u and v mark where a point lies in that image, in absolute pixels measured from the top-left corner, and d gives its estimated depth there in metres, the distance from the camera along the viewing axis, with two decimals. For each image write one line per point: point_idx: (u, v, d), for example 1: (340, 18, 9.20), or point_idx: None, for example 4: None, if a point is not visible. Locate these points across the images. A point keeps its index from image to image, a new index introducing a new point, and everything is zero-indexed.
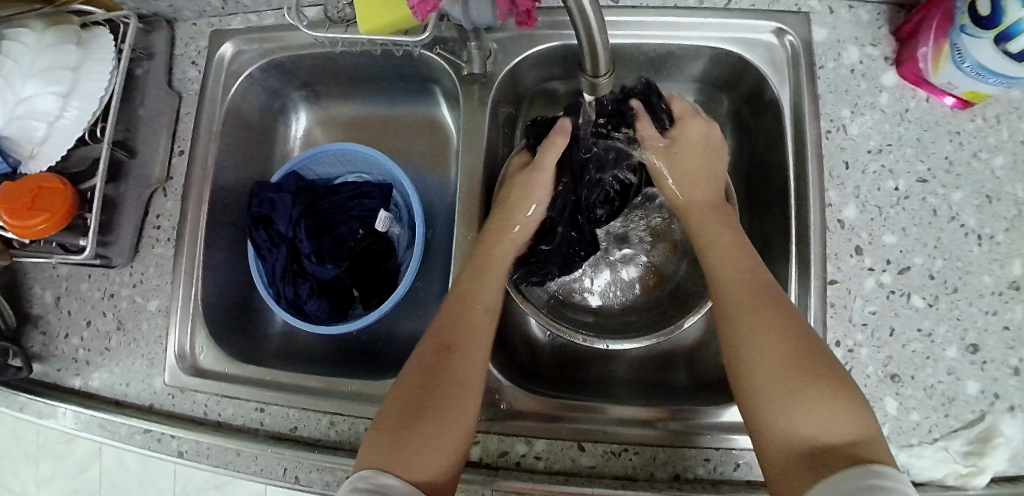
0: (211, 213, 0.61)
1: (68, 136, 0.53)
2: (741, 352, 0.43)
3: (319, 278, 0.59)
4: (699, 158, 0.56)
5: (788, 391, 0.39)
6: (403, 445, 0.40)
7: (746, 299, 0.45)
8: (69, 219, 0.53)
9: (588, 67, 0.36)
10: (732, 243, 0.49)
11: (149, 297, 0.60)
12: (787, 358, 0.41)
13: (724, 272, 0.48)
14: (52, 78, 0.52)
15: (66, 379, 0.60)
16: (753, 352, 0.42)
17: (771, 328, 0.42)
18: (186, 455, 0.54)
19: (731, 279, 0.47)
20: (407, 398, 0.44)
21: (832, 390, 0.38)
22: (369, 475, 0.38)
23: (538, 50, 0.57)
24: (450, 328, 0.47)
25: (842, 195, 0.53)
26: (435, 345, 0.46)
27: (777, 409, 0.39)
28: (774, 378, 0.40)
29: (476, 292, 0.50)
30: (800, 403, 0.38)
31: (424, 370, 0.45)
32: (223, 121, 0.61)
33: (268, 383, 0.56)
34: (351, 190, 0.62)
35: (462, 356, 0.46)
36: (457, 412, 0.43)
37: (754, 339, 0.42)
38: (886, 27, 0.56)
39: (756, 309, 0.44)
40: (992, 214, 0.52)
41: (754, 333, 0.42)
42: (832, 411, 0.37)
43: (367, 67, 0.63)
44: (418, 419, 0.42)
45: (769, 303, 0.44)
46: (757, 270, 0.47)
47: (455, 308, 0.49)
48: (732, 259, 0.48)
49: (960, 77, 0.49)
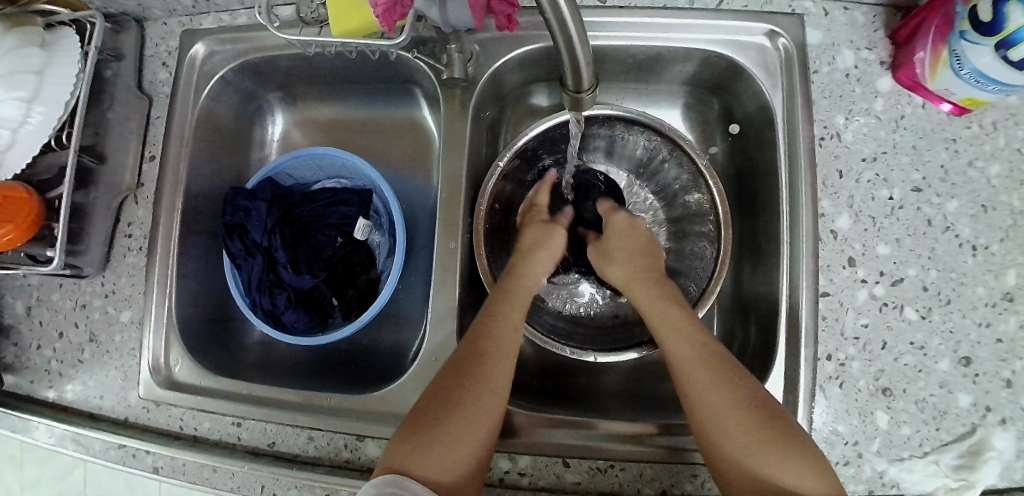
0: (185, 220, 0.59)
1: (33, 143, 0.51)
2: (716, 425, 0.41)
3: (297, 288, 0.57)
4: (637, 254, 0.55)
5: (768, 460, 0.38)
6: (427, 448, 0.40)
7: (701, 372, 0.43)
8: (35, 228, 0.52)
9: (571, 82, 0.33)
10: (678, 318, 0.48)
11: (122, 307, 0.58)
12: (760, 426, 0.40)
13: (678, 346, 0.46)
14: (14, 82, 0.50)
15: (39, 391, 0.59)
16: (724, 425, 0.41)
17: (736, 395, 0.42)
18: (162, 472, 0.53)
19: (684, 355, 0.45)
20: (432, 403, 0.43)
21: (806, 453, 0.39)
22: (393, 479, 0.38)
23: (521, 52, 0.55)
24: (481, 339, 0.47)
25: (836, 204, 0.52)
26: (464, 353, 0.46)
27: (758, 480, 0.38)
28: (755, 450, 0.39)
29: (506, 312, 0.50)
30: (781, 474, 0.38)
31: (452, 375, 0.45)
32: (196, 126, 0.59)
33: (244, 397, 0.54)
34: (329, 197, 0.60)
35: (493, 364, 0.46)
36: (475, 416, 0.43)
37: (720, 414, 0.41)
38: (883, 29, 0.54)
39: (716, 381, 0.42)
40: (986, 224, 0.51)
41: (711, 395, 0.42)
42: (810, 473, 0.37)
43: (345, 68, 0.61)
44: (439, 423, 0.42)
45: (726, 372, 0.43)
46: (705, 338, 0.46)
47: (487, 318, 0.49)
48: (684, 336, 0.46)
49: (958, 84, 0.48)
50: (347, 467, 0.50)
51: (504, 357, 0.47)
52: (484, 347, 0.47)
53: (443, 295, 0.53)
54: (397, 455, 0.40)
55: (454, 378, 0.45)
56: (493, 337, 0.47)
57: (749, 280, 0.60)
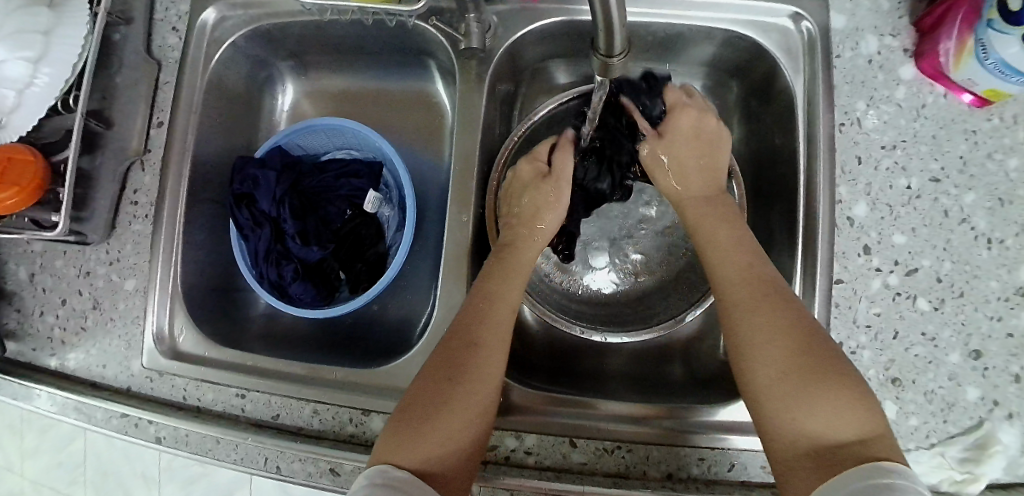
0: (192, 188, 0.58)
1: (39, 106, 0.50)
2: (750, 351, 0.42)
3: (304, 260, 0.57)
4: (700, 151, 0.55)
5: (792, 391, 0.39)
6: (418, 438, 0.39)
7: (742, 296, 0.44)
8: (40, 192, 0.51)
9: (602, 46, 0.32)
10: (727, 237, 0.48)
11: (126, 276, 0.58)
12: (794, 355, 0.40)
13: (727, 271, 0.47)
14: (23, 42, 0.49)
15: (41, 359, 0.58)
16: (756, 351, 0.41)
17: (777, 326, 0.41)
18: (165, 442, 0.53)
19: (729, 279, 0.46)
20: (423, 393, 0.42)
21: (838, 385, 0.38)
22: (383, 470, 0.37)
23: (539, 26, 0.54)
24: (475, 322, 0.46)
25: (853, 191, 0.52)
26: (454, 338, 0.45)
27: (783, 407, 0.38)
28: (785, 377, 0.39)
29: (502, 293, 0.48)
30: (806, 407, 0.38)
31: (444, 363, 0.43)
32: (205, 92, 0.58)
33: (248, 369, 0.53)
34: (339, 169, 0.60)
35: (484, 352, 0.44)
36: (466, 407, 0.41)
37: (759, 337, 0.42)
38: (908, 16, 0.53)
39: (762, 310, 0.43)
40: (1003, 218, 0.50)
41: (754, 326, 0.42)
42: (839, 408, 0.37)
43: (359, 38, 0.60)
44: (428, 414, 0.41)
45: (772, 302, 0.43)
46: (766, 270, 0.46)
47: (480, 302, 0.47)
48: (732, 261, 0.47)
49: (981, 74, 0.47)
50: (352, 442, 0.50)
51: (498, 342, 0.45)
52: (477, 335, 0.45)
53: (454, 270, 0.52)
54: (390, 442, 0.39)
55: (445, 366, 0.43)
56: (488, 321, 0.46)
57: None
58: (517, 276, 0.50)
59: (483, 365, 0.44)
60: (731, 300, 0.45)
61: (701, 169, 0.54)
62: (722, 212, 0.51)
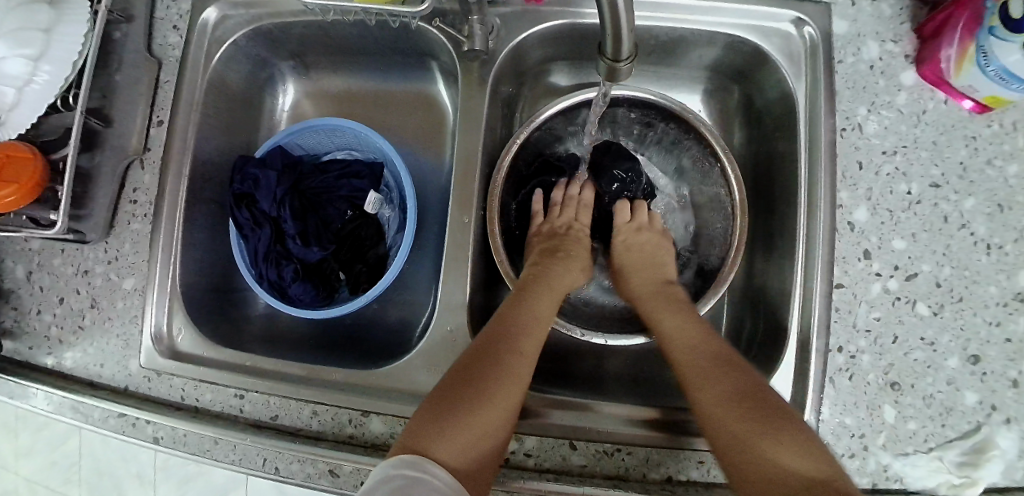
0: (192, 187, 0.58)
1: (39, 103, 0.50)
2: (704, 412, 0.44)
3: (304, 260, 0.57)
4: (647, 265, 0.58)
5: (747, 439, 0.41)
6: (450, 431, 0.41)
7: (693, 366, 0.47)
8: (39, 190, 0.50)
9: (609, 50, 0.32)
10: (673, 318, 0.51)
11: (125, 275, 0.57)
12: (743, 409, 0.42)
13: (675, 344, 0.50)
14: (23, 39, 0.49)
15: (38, 358, 0.58)
16: (710, 410, 0.44)
17: (724, 386, 0.44)
18: (162, 442, 0.52)
19: (677, 351, 0.49)
20: (455, 386, 0.44)
21: (783, 432, 0.40)
22: (412, 461, 0.38)
23: (542, 28, 0.54)
24: (509, 330, 0.48)
25: (854, 195, 0.52)
26: (489, 341, 0.47)
27: (739, 459, 0.41)
28: (739, 431, 0.42)
29: (536, 309, 0.51)
30: (758, 454, 0.40)
31: (475, 360, 0.45)
32: (206, 91, 0.58)
33: (248, 369, 0.53)
34: (340, 169, 0.60)
35: (514, 356, 0.46)
36: (501, 409, 0.43)
37: (711, 398, 0.44)
38: (909, 23, 0.54)
39: (710, 374, 0.46)
40: (1002, 224, 0.51)
41: (710, 388, 0.45)
42: (786, 450, 0.39)
43: (361, 38, 0.60)
44: (459, 407, 0.42)
45: (716, 365, 0.46)
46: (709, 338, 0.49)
47: (513, 315, 0.50)
48: (677, 334, 0.50)
49: (982, 81, 0.47)
50: (351, 443, 0.50)
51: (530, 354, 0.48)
52: (510, 341, 0.47)
53: (455, 272, 0.52)
54: (418, 430, 0.41)
55: (477, 363, 0.45)
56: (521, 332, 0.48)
57: (761, 269, 0.60)
58: (548, 289, 0.53)
59: (514, 367, 0.46)
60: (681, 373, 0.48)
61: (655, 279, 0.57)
62: (671, 298, 0.54)
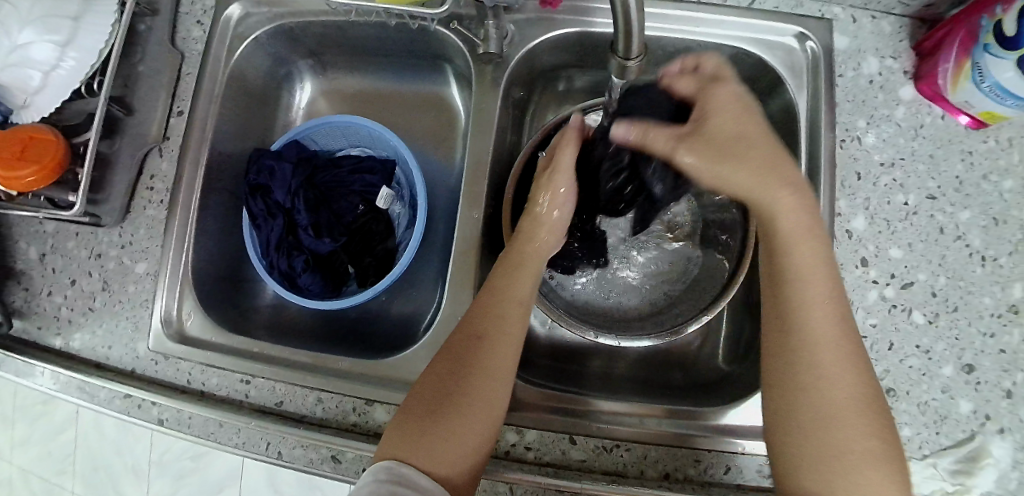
0: (208, 176, 0.59)
1: (64, 87, 0.51)
2: (825, 408, 0.38)
3: (315, 252, 0.58)
4: (739, 134, 0.41)
5: (850, 463, 0.36)
6: (427, 436, 0.40)
7: (829, 351, 0.39)
8: (60, 172, 0.52)
9: (620, 48, 0.34)
10: (812, 257, 0.41)
11: (137, 259, 0.58)
12: (871, 433, 0.37)
13: (810, 295, 0.41)
14: (52, 26, 0.51)
15: (47, 338, 0.59)
16: (835, 413, 0.37)
17: (857, 381, 0.38)
18: (167, 424, 0.53)
19: (816, 327, 0.40)
20: (427, 393, 0.43)
21: (888, 459, 0.36)
22: (391, 466, 0.38)
23: (554, 35, 0.56)
24: (481, 321, 0.46)
25: (852, 204, 0.53)
26: (464, 336, 0.45)
27: (829, 475, 0.36)
28: (853, 451, 0.36)
29: (508, 290, 0.48)
30: (857, 475, 0.36)
31: (446, 364, 0.44)
32: (226, 84, 0.60)
33: (255, 355, 0.54)
34: (354, 163, 0.61)
35: (489, 347, 0.45)
36: (476, 406, 0.42)
37: (836, 382, 0.38)
38: (908, 40, 0.55)
39: (844, 354, 0.39)
40: (997, 237, 0.52)
41: (831, 370, 0.38)
42: (887, 484, 0.35)
43: (378, 39, 0.62)
44: (439, 414, 0.41)
45: (856, 360, 0.39)
46: (851, 331, 0.40)
47: (487, 302, 0.47)
48: (824, 317, 0.40)
49: (978, 97, 0.49)
50: (353, 431, 0.51)
51: (505, 340, 0.45)
52: (484, 333, 0.45)
53: (462, 266, 0.53)
54: (399, 440, 0.40)
55: (451, 364, 0.44)
56: (495, 319, 0.46)
57: None
58: (527, 269, 0.50)
59: (489, 360, 0.44)
60: (802, 346, 0.40)
61: (765, 157, 0.41)
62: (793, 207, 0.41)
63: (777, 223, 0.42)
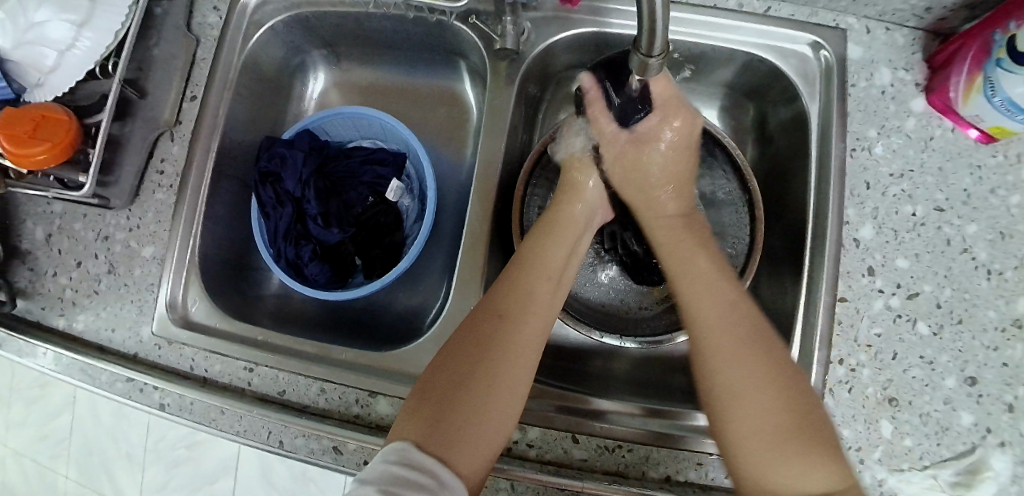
0: (219, 163, 0.59)
1: (78, 68, 0.51)
2: (723, 398, 0.39)
3: (323, 242, 0.58)
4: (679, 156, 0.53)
5: (768, 444, 0.36)
6: (441, 419, 0.38)
7: (716, 334, 0.41)
8: (71, 152, 0.51)
9: (643, 45, 0.34)
10: (703, 267, 0.46)
11: (144, 243, 0.58)
12: (776, 411, 0.37)
13: (699, 301, 0.44)
14: (69, 6, 0.51)
15: (50, 319, 0.59)
16: (733, 401, 0.38)
17: (764, 372, 0.39)
18: (168, 409, 0.53)
19: (707, 317, 0.43)
20: (449, 369, 0.41)
21: (806, 431, 0.37)
22: (402, 449, 0.36)
23: (571, 33, 0.56)
24: (503, 297, 0.44)
25: (861, 213, 0.53)
26: (486, 311, 0.44)
27: (759, 458, 0.36)
28: (767, 430, 0.37)
29: (538, 259, 0.47)
30: (779, 456, 0.36)
31: (464, 347, 0.42)
32: (241, 72, 0.60)
33: (260, 343, 0.54)
34: (365, 155, 0.61)
35: (516, 323, 0.43)
36: (496, 381, 0.40)
37: (741, 388, 0.38)
38: (921, 53, 0.56)
39: (749, 349, 0.40)
40: (1003, 251, 0.52)
41: (741, 370, 0.39)
42: (808, 461, 0.36)
43: (393, 32, 0.62)
44: (458, 403, 0.39)
45: (729, 333, 0.41)
46: (742, 310, 0.43)
47: (511, 276, 0.46)
48: (712, 307, 0.43)
49: (989, 111, 0.49)
50: (357, 423, 0.51)
51: (530, 315, 0.44)
52: (508, 304, 0.44)
53: (470, 261, 0.54)
54: (415, 426, 0.38)
55: (473, 338, 0.42)
56: (518, 294, 0.44)
57: (766, 281, 0.61)
58: (552, 249, 0.49)
59: (514, 338, 0.42)
60: (697, 331, 0.43)
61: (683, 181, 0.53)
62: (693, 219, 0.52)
63: (657, 235, 0.52)
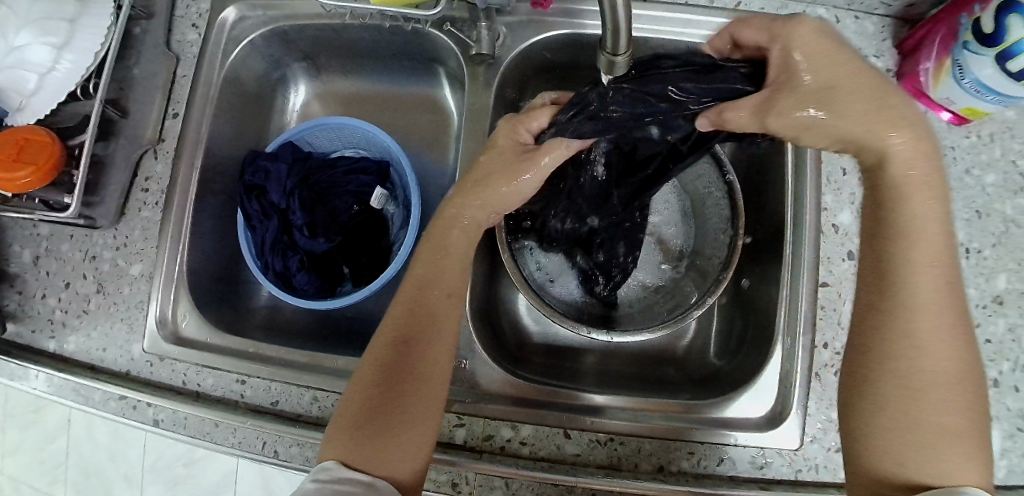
0: (203, 178, 0.60)
1: (59, 89, 0.52)
2: (906, 380, 0.36)
3: (310, 252, 0.58)
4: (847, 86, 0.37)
5: (920, 432, 0.35)
6: (365, 437, 0.40)
7: (924, 314, 0.37)
8: (54, 174, 0.52)
9: (608, 44, 0.35)
10: (931, 226, 0.38)
11: (132, 261, 0.58)
12: (951, 402, 0.36)
13: (912, 262, 0.38)
14: (49, 29, 0.51)
15: (41, 341, 0.59)
16: (916, 393, 0.36)
17: (951, 360, 0.36)
18: (162, 425, 0.53)
19: (919, 282, 0.37)
20: (365, 391, 0.43)
21: (975, 433, 0.35)
22: (330, 467, 0.39)
23: (546, 36, 0.57)
24: (406, 316, 0.45)
25: (838, 199, 0.54)
26: (393, 333, 0.45)
27: (903, 438, 0.35)
28: (932, 418, 0.35)
29: (434, 276, 0.47)
30: (931, 450, 0.35)
31: (376, 372, 0.43)
32: (221, 87, 0.60)
33: (251, 355, 0.54)
34: (349, 164, 0.62)
35: (423, 341, 0.44)
36: (416, 398, 0.42)
37: (918, 369, 0.36)
38: (890, 40, 0.57)
39: (941, 329, 0.37)
40: (980, 229, 0.53)
41: (925, 350, 0.36)
42: (966, 460, 0.34)
43: (371, 42, 0.63)
44: (375, 424, 0.41)
45: (935, 320, 0.36)
46: (957, 292, 0.38)
47: (412, 294, 0.46)
48: (928, 286, 0.37)
49: (960, 94, 0.50)
50: None
51: (435, 330, 0.45)
52: (415, 322, 0.45)
53: None
54: (338, 447, 0.40)
55: (389, 355, 0.44)
56: (420, 311, 0.45)
57: None
58: (450, 263, 0.48)
59: (427, 353, 0.44)
60: (897, 310, 0.37)
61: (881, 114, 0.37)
62: (923, 149, 0.38)
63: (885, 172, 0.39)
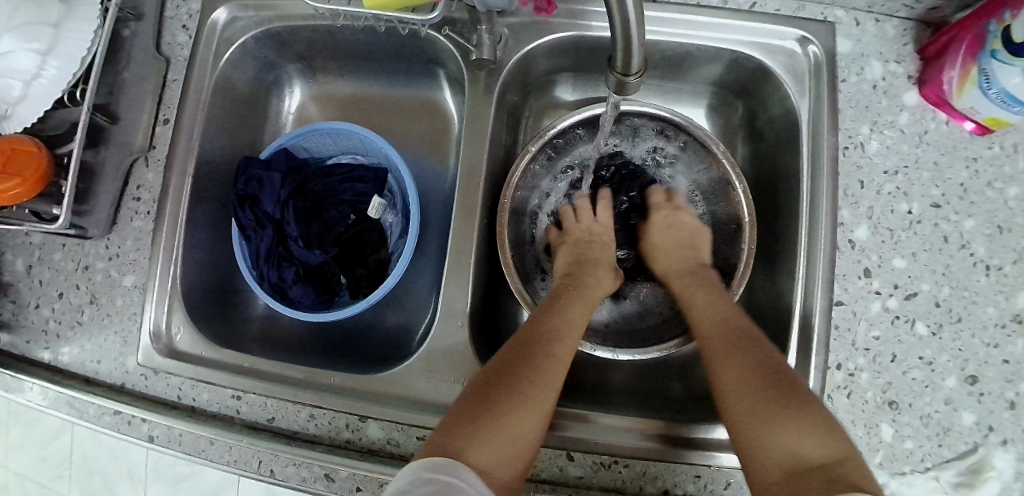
0: (196, 186, 0.58)
1: (46, 96, 0.50)
2: (728, 389, 0.44)
3: (306, 263, 0.57)
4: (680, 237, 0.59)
5: (769, 421, 0.41)
6: (476, 427, 0.40)
7: (717, 348, 0.47)
8: (43, 184, 0.50)
9: (618, 64, 0.33)
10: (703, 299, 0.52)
11: (125, 272, 0.57)
12: (769, 392, 0.42)
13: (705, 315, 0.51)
14: (30, 33, 0.49)
15: (34, 353, 0.57)
16: (733, 387, 0.44)
17: (749, 365, 0.44)
18: (157, 441, 0.52)
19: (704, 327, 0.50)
20: (484, 389, 0.43)
21: (802, 408, 0.41)
22: (443, 465, 0.37)
23: (549, 39, 0.54)
24: (533, 335, 0.48)
25: (855, 214, 0.52)
26: (518, 347, 0.47)
27: (755, 435, 0.41)
28: (760, 409, 0.42)
29: (566, 313, 0.51)
30: (785, 430, 0.40)
31: (500, 370, 0.45)
32: (213, 91, 0.58)
33: (245, 370, 0.53)
34: (344, 173, 0.60)
35: (543, 360, 0.46)
36: (525, 406, 0.42)
37: (730, 382, 0.45)
38: (912, 44, 0.54)
39: (728, 349, 0.46)
40: (1001, 245, 0.51)
41: (721, 368, 0.46)
42: (804, 432, 0.39)
43: (368, 44, 0.60)
44: (490, 417, 0.41)
45: (740, 348, 0.46)
46: (744, 327, 0.48)
47: (544, 319, 0.49)
48: (712, 324, 0.49)
49: (984, 104, 0.48)
50: (348, 448, 0.50)
51: (561, 356, 0.47)
52: (545, 340, 0.47)
53: (456, 279, 0.53)
54: (451, 430, 0.40)
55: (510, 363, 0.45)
56: (549, 334, 0.48)
57: (760, 283, 0.61)
58: (577, 300, 0.52)
59: (545, 371, 0.45)
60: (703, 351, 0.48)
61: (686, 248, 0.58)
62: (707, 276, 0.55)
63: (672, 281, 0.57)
